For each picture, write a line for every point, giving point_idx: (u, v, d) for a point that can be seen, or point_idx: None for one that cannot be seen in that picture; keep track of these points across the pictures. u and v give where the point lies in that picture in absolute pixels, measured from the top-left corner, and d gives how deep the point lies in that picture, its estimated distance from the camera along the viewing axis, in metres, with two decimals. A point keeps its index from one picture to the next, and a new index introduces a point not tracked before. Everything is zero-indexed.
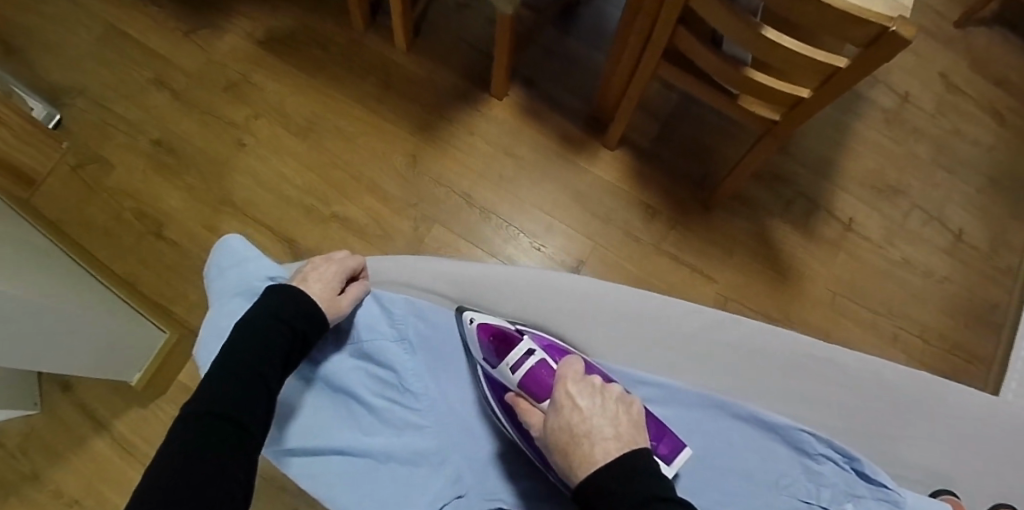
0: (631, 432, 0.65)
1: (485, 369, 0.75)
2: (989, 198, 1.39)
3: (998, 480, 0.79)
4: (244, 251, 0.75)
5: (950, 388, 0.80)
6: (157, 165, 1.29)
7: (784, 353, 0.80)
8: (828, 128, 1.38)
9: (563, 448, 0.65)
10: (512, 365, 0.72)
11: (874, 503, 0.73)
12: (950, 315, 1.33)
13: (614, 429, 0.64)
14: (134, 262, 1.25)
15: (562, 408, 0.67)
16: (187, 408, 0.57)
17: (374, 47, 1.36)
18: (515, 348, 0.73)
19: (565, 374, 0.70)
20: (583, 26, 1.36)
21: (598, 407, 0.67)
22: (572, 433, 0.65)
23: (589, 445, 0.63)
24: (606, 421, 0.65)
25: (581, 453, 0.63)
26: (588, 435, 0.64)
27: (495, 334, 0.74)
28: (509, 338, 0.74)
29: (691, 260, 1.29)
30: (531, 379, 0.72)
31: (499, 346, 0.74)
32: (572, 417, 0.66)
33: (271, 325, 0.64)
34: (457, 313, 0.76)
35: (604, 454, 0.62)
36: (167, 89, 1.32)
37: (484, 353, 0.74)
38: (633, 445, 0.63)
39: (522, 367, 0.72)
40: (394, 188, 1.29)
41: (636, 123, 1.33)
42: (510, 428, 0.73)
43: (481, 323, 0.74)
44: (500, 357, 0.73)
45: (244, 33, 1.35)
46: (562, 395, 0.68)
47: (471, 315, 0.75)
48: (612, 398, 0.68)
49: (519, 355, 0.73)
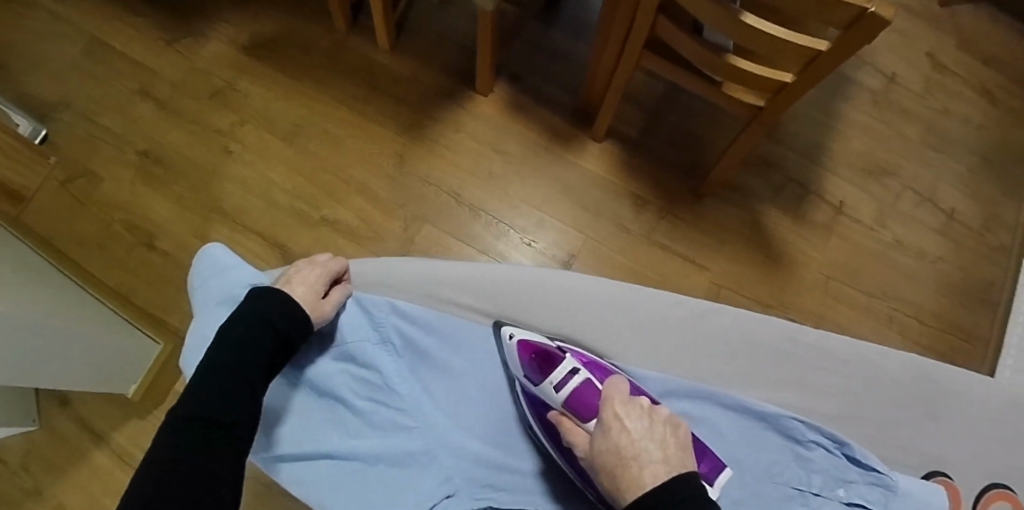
0: (679, 455, 0.63)
1: (526, 386, 0.74)
2: (980, 176, 1.39)
3: (994, 459, 0.79)
4: (225, 260, 0.74)
5: (936, 368, 0.80)
6: (146, 177, 1.28)
7: (776, 342, 0.79)
8: (817, 112, 1.38)
9: (611, 470, 0.63)
10: (556, 384, 0.71)
11: (866, 487, 0.73)
12: (945, 294, 1.33)
13: (662, 452, 0.62)
14: (126, 274, 1.24)
15: (609, 429, 0.65)
16: (174, 413, 0.57)
17: (358, 48, 1.35)
18: (559, 367, 0.72)
19: (613, 394, 0.68)
20: (567, 19, 1.35)
21: (646, 430, 0.64)
22: (620, 456, 0.63)
23: (637, 468, 0.61)
24: (654, 444, 0.63)
25: (628, 476, 0.61)
26: (636, 458, 0.62)
27: (537, 352, 0.74)
28: (552, 358, 0.73)
29: (683, 249, 1.28)
30: (576, 398, 0.71)
31: (541, 365, 0.73)
32: (620, 438, 0.64)
33: (255, 325, 0.63)
34: (496, 327, 0.77)
35: (653, 477, 0.60)
36: (153, 100, 1.32)
37: (525, 371, 0.74)
38: (681, 469, 0.61)
39: (566, 386, 0.71)
40: (384, 189, 1.28)
41: (624, 114, 1.33)
42: (551, 447, 0.72)
43: (521, 339, 0.75)
44: (543, 375, 0.73)
45: (227, 40, 1.35)
46: (610, 416, 0.66)
47: (511, 332, 0.76)
48: (660, 419, 0.66)
49: (564, 374, 0.72)
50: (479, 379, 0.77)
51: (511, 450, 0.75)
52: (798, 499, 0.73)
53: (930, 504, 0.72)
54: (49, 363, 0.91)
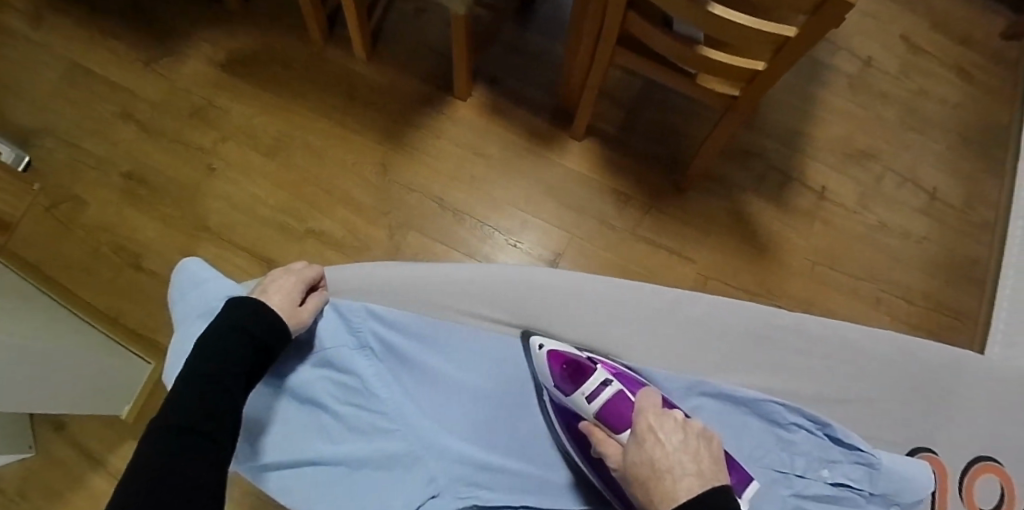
0: (714, 469, 0.60)
1: (557, 397, 0.73)
2: (961, 155, 1.40)
3: (981, 433, 0.79)
4: (202, 273, 0.75)
5: (916, 346, 0.80)
6: (131, 198, 1.29)
7: (759, 327, 0.79)
8: (794, 99, 1.38)
9: (645, 482, 0.60)
10: (588, 395, 0.70)
11: (850, 465, 0.73)
12: (932, 273, 1.33)
13: (697, 466, 0.60)
14: (116, 296, 1.25)
15: (644, 440, 0.63)
16: (155, 424, 0.57)
17: (336, 59, 1.36)
18: (591, 378, 0.71)
19: (646, 406, 0.66)
20: (541, 20, 1.36)
21: (681, 442, 0.62)
22: (654, 468, 0.60)
23: (672, 480, 0.58)
24: (688, 457, 0.60)
25: (661, 489, 0.58)
26: (670, 469, 0.59)
27: (567, 363, 0.73)
28: (583, 368, 0.72)
29: (668, 242, 1.29)
30: (608, 410, 0.69)
31: (573, 375, 0.72)
32: (654, 450, 0.61)
33: (230, 335, 0.63)
34: (525, 338, 0.77)
35: (688, 490, 0.57)
36: (134, 122, 1.32)
37: (555, 380, 0.73)
38: (716, 482, 0.58)
39: (598, 397, 0.70)
40: (367, 198, 1.29)
41: (602, 111, 1.33)
42: (580, 459, 0.73)
43: (552, 350, 0.74)
44: (575, 386, 0.72)
45: (205, 58, 1.35)
46: (645, 427, 0.63)
47: (541, 342, 0.76)
48: (693, 433, 0.63)
49: (595, 385, 0.71)
50: (468, 380, 0.75)
51: (499, 451, 0.74)
52: (784, 482, 0.73)
53: (915, 478, 0.73)
54: (42, 389, 0.91)
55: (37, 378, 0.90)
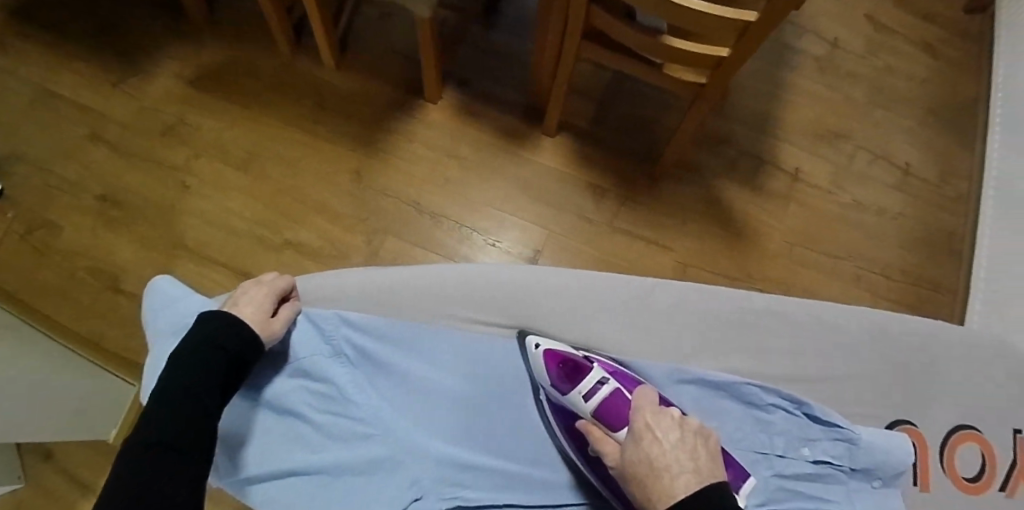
0: (711, 466, 0.58)
1: (554, 397, 0.72)
2: (931, 130, 1.41)
3: (960, 402, 0.80)
4: (174, 289, 0.75)
5: (889, 320, 0.81)
6: (106, 220, 1.28)
7: (734, 311, 0.79)
8: (764, 83, 1.39)
9: (642, 480, 0.58)
10: (585, 393, 0.69)
11: (830, 443, 0.74)
12: (909, 248, 1.34)
13: (694, 463, 0.58)
14: (96, 319, 1.23)
15: (640, 438, 0.61)
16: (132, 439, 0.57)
17: (305, 69, 1.36)
18: (587, 376, 0.70)
19: (642, 403, 0.65)
20: (508, 18, 1.37)
21: (677, 439, 0.60)
22: (652, 466, 0.58)
23: (669, 477, 0.56)
24: (685, 454, 0.58)
25: (658, 487, 0.56)
26: (667, 467, 0.57)
27: (564, 362, 0.71)
28: (580, 367, 0.71)
29: (645, 232, 1.29)
30: (606, 408, 0.67)
31: (570, 374, 0.71)
32: (651, 448, 0.59)
33: (203, 349, 0.62)
34: (520, 337, 0.75)
35: (685, 488, 0.55)
36: (105, 143, 1.31)
37: (552, 380, 0.71)
38: (713, 480, 0.57)
39: (595, 396, 0.69)
40: (343, 206, 1.28)
41: (574, 106, 1.34)
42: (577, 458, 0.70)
43: (549, 349, 0.72)
44: (571, 385, 0.70)
45: (173, 75, 1.35)
46: (642, 425, 0.62)
47: (538, 341, 0.74)
48: (690, 430, 0.61)
49: (592, 383, 0.69)
50: (447, 381, 0.73)
51: (486, 451, 0.71)
52: (763, 463, 0.74)
53: (896, 452, 0.73)
54: (23, 418, 0.90)
55: (17, 408, 0.89)
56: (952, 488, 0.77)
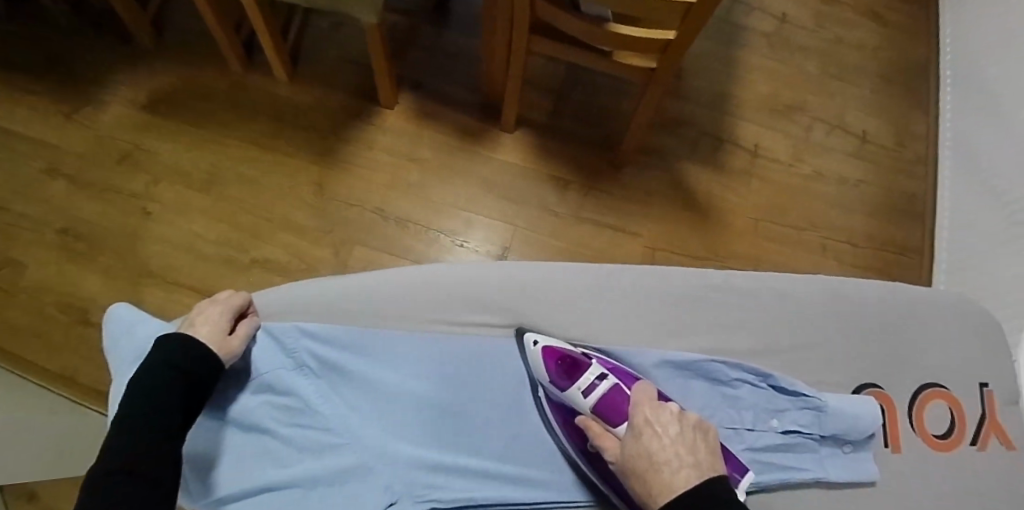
0: (708, 459, 0.62)
1: (552, 393, 0.72)
2: (884, 95, 1.44)
3: (927, 360, 0.80)
4: (131, 316, 0.74)
5: (846, 285, 0.82)
6: (70, 254, 1.24)
7: (694, 290, 0.79)
8: (717, 63, 1.41)
9: (642, 474, 0.61)
10: (584, 390, 0.69)
11: (798, 412, 0.75)
12: (872, 214, 1.36)
13: (692, 457, 0.61)
14: (68, 357, 1.19)
15: (640, 433, 0.63)
16: (95, 468, 0.56)
17: (259, 85, 1.35)
18: (587, 372, 0.70)
19: (641, 400, 0.66)
20: (457, 19, 1.37)
21: (676, 433, 0.63)
22: (652, 461, 0.61)
23: (669, 472, 0.59)
24: (684, 449, 0.61)
25: (658, 481, 0.59)
26: (666, 462, 0.60)
27: (563, 358, 0.71)
28: (579, 363, 0.71)
29: (611, 220, 1.30)
30: (605, 404, 0.68)
31: (568, 370, 0.70)
32: (651, 443, 0.62)
33: (162, 373, 0.62)
34: (519, 335, 0.75)
35: (684, 482, 0.59)
36: (62, 176, 1.28)
37: (550, 377, 0.71)
38: (711, 473, 0.60)
39: (594, 392, 0.69)
40: (308, 219, 1.27)
41: (530, 101, 1.34)
42: (575, 454, 0.70)
43: (546, 346, 0.72)
44: (570, 381, 0.70)
45: (125, 102, 1.33)
46: (642, 420, 0.64)
47: (535, 338, 0.73)
48: (688, 425, 0.64)
49: (592, 379, 0.69)
50: (414, 385, 0.72)
51: (465, 452, 0.70)
52: (735, 437, 0.74)
53: (862, 416, 0.74)
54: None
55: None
56: (924, 447, 0.77)
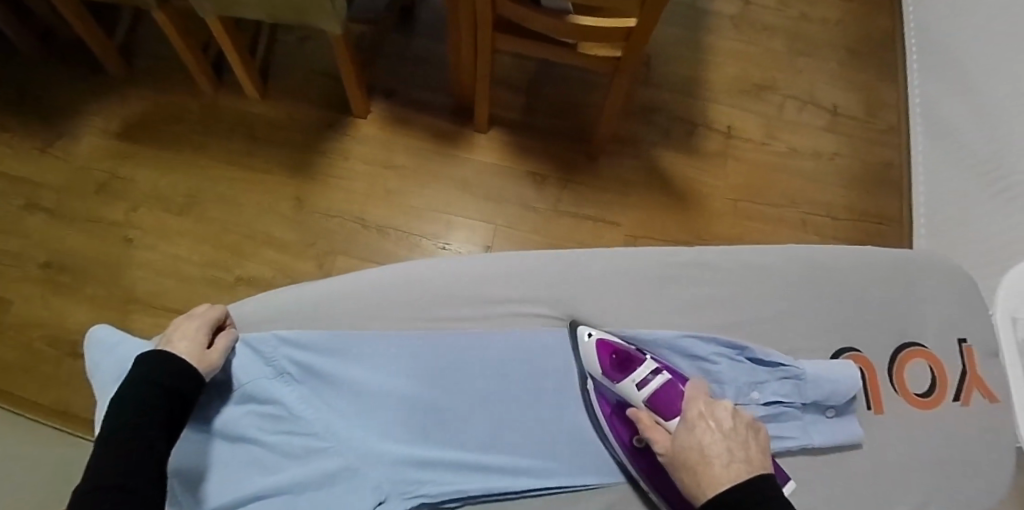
0: (760, 458, 0.61)
1: (603, 385, 0.72)
2: (852, 68, 1.45)
3: (901, 321, 0.81)
4: (112, 337, 0.74)
5: (816, 253, 0.82)
6: (55, 287, 1.24)
7: (666, 269, 0.80)
8: (684, 49, 1.42)
9: (691, 466, 0.60)
10: (638, 381, 0.69)
11: (777, 383, 0.75)
12: (849, 186, 1.37)
13: (744, 453, 0.60)
14: (59, 389, 1.18)
15: (694, 426, 0.62)
16: (81, 487, 0.56)
17: (230, 104, 1.35)
18: (642, 366, 0.70)
19: (697, 395, 0.66)
20: (423, 25, 1.38)
21: (728, 429, 0.62)
22: (703, 454, 0.60)
23: (721, 466, 0.59)
24: (737, 446, 0.61)
25: (709, 474, 0.58)
26: (718, 456, 0.59)
27: (616, 352, 0.71)
28: (633, 358, 0.71)
29: (591, 211, 1.30)
30: (658, 397, 0.67)
31: (622, 364, 0.71)
32: (703, 437, 0.61)
33: (142, 388, 0.62)
34: (573, 327, 0.76)
35: (735, 477, 0.58)
36: (42, 211, 1.28)
37: (603, 368, 0.71)
38: (762, 471, 0.59)
39: (648, 385, 0.68)
40: (289, 234, 1.27)
41: (501, 100, 1.35)
42: (619, 450, 0.71)
43: (601, 339, 0.72)
44: (624, 374, 0.70)
45: (99, 131, 1.33)
46: (696, 414, 0.63)
47: (590, 331, 0.74)
48: (742, 423, 0.63)
49: (646, 372, 0.69)
50: (394, 383, 0.72)
51: (454, 446, 0.70)
52: None
53: (841, 381, 0.74)
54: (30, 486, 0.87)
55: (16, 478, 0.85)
56: (906, 405, 0.78)
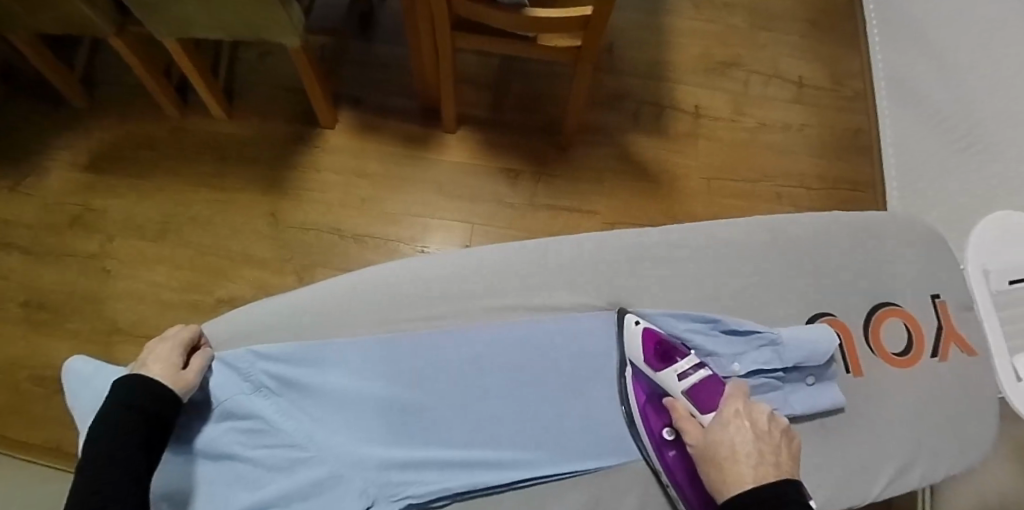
0: (790, 465, 0.61)
1: (643, 373, 0.73)
2: (815, 38, 1.46)
3: (874, 282, 0.82)
4: (89, 368, 0.74)
5: (779, 222, 0.84)
6: (36, 325, 1.22)
7: (633, 250, 0.80)
8: (646, 32, 1.43)
9: (719, 461, 0.61)
10: (680, 373, 0.70)
11: (756, 352, 0.76)
12: (821, 155, 1.38)
13: (774, 457, 0.60)
14: (49, 427, 1.17)
15: (728, 422, 0.63)
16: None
17: (198, 126, 1.35)
18: (685, 358, 0.71)
19: (738, 395, 0.66)
20: (384, 30, 1.38)
21: (762, 431, 0.62)
22: (731, 451, 0.61)
23: (747, 466, 0.59)
24: (767, 448, 0.61)
25: (734, 471, 0.59)
26: (745, 456, 0.60)
27: (660, 342, 0.73)
28: (676, 350, 0.72)
29: (566, 202, 1.30)
30: (697, 390, 0.68)
31: (664, 354, 0.72)
32: (735, 435, 0.62)
33: (114, 413, 0.62)
34: (621, 315, 0.76)
35: (760, 478, 0.58)
36: (16, 249, 1.26)
37: (645, 356, 0.72)
38: (790, 477, 0.60)
39: (689, 378, 0.70)
40: (267, 250, 1.27)
41: (468, 98, 1.35)
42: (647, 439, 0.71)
43: (647, 328, 0.74)
44: (665, 364, 0.72)
45: (68, 164, 1.31)
46: (732, 411, 0.64)
47: (636, 318, 0.75)
48: (779, 429, 0.64)
49: (688, 365, 0.71)
50: (372, 387, 0.72)
51: (436, 445, 0.70)
52: None
53: (816, 343, 0.75)
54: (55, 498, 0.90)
55: (37, 495, 0.88)
56: (881, 364, 0.78)
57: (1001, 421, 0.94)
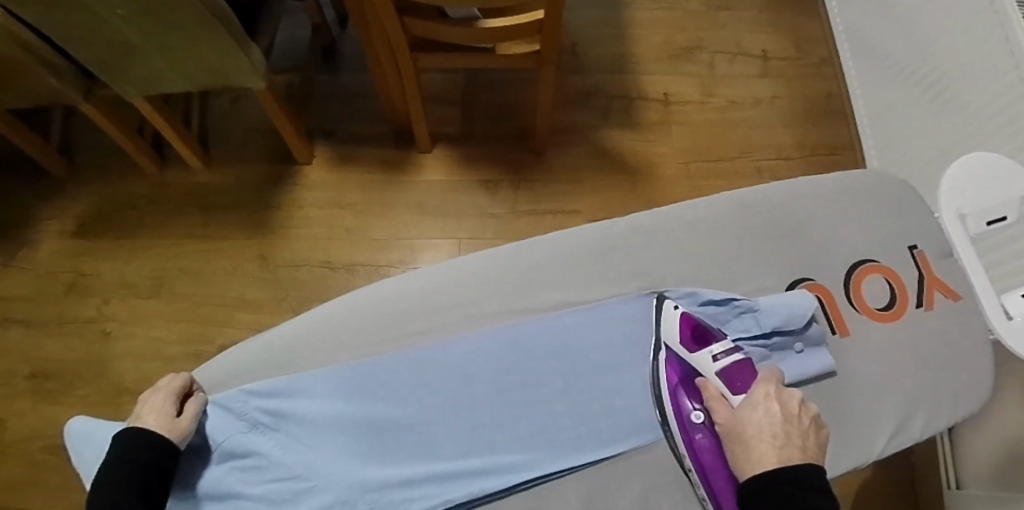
0: (815, 449, 0.63)
1: (675, 353, 0.74)
2: (773, 11, 1.47)
3: (853, 241, 0.82)
4: (90, 428, 0.75)
5: (747, 195, 0.84)
6: (43, 396, 1.23)
7: (604, 242, 0.81)
8: (605, 28, 1.44)
9: (744, 439, 0.64)
10: (717, 353, 0.71)
11: (736, 320, 0.76)
12: (796, 124, 1.39)
13: (801, 441, 0.63)
14: (68, 494, 1.17)
15: (758, 404, 0.66)
16: None
17: (178, 179, 1.36)
18: (721, 341, 0.72)
19: (770, 378, 0.68)
20: (350, 62, 1.40)
21: (791, 415, 0.64)
22: (756, 431, 0.64)
23: (772, 447, 0.62)
24: (794, 431, 0.63)
25: (759, 450, 0.62)
26: (771, 436, 0.63)
27: (697, 326, 0.74)
28: (711, 334, 0.73)
29: (548, 205, 1.31)
30: (734, 372, 0.70)
31: (701, 337, 0.73)
32: (763, 417, 0.65)
33: (115, 467, 0.64)
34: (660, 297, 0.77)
35: (783, 460, 0.61)
36: (17, 323, 1.28)
37: (682, 338, 0.73)
38: (814, 461, 0.62)
39: (726, 359, 0.71)
40: (261, 292, 1.28)
41: (440, 117, 1.37)
42: (671, 421, 0.71)
43: (686, 312, 0.75)
44: (701, 346, 0.72)
45: (56, 233, 1.33)
46: (763, 394, 0.66)
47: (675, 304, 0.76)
48: (808, 416, 0.65)
49: (725, 347, 0.72)
50: (362, 408, 0.72)
51: (434, 457, 0.71)
52: None
53: (796, 306, 0.76)
54: None
55: None
56: (869, 321, 0.79)
57: (1004, 363, 0.94)
